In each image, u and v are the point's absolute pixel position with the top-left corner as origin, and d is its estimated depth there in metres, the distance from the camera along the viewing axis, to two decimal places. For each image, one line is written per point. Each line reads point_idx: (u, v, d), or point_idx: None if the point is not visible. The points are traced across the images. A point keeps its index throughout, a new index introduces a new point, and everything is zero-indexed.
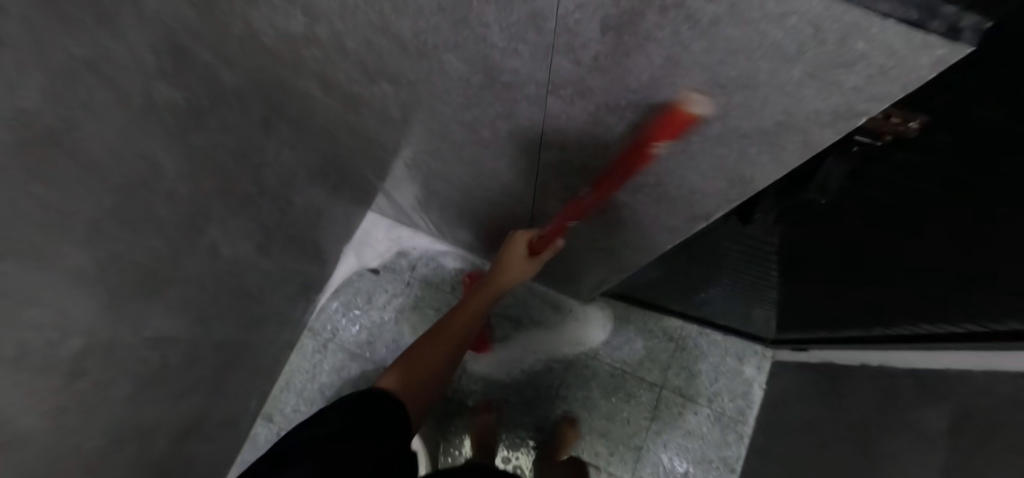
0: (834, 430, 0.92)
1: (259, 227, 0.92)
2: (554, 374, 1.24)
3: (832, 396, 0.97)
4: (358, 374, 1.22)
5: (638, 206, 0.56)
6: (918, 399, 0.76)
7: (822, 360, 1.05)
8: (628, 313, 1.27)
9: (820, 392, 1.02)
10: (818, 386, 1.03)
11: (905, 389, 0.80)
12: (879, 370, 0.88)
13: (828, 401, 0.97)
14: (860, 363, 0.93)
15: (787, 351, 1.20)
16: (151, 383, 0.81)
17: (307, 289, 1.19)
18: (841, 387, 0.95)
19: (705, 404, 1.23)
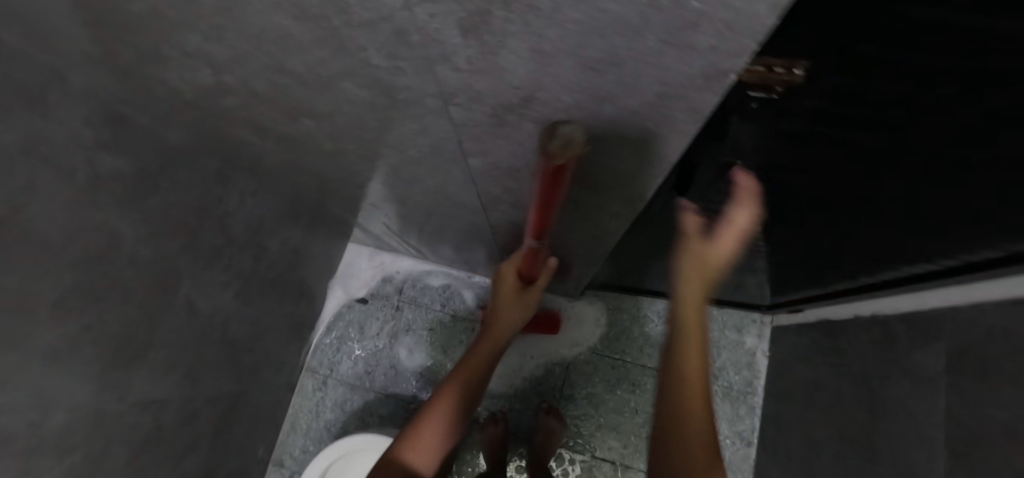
0: (839, 387, 0.90)
1: (236, 276, 0.93)
2: (556, 374, 1.23)
3: (833, 353, 0.95)
4: (361, 406, 1.22)
5: (581, 197, 0.56)
6: (914, 343, 0.74)
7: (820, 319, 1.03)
8: (620, 302, 1.26)
9: (821, 351, 1.00)
10: (819, 346, 1.01)
11: (900, 336, 0.78)
12: (873, 320, 0.86)
13: (830, 359, 0.95)
14: (854, 316, 0.91)
15: (784, 314, 1.18)
16: (146, 447, 0.81)
17: (299, 329, 1.20)
18: (841, 342, 0.94)
19: (712, 381, 1.22)
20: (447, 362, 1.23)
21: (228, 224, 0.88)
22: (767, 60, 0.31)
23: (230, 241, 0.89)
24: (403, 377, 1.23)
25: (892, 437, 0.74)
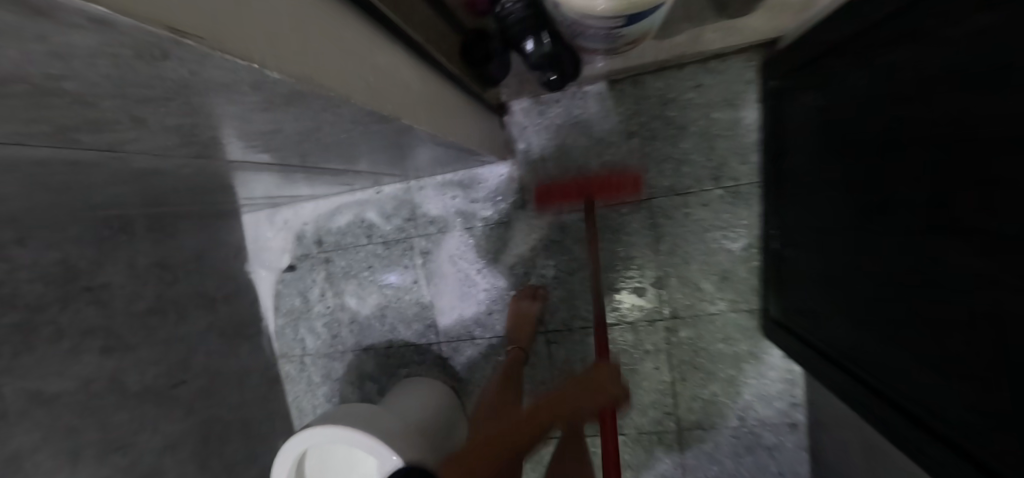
0: (835, 126, 0.65)
1: (87, 334, 0.78)
2: (523, 264, 1.02)
3: (817, 107, 0.69)
4: (346, 370, 1.16)
5: (139, 85, 0.24)
6: (863, 88, 0.58)
7: (796, 99, 0.76)
8: (562, 140, 0.97)
9: (806, 124, 0.73)
10: (806, 120, 0.73)
11: (856, 81, 0.59)
12: (811, 101, 0.71)
13: (817, 108, 0.69)
14: (803, 117, 0.74)
15: (772, 77, 0.83)
16: None
17: (239, 332, 1.10)
18: (812, 120, 0.71)
19: (714, 186, 0.93)
20: (401, 292, 1.10)
21: (15, 293, 0.69)
22: None
23: (35, 309, 0.71)
24: (369, 327, 1.13)
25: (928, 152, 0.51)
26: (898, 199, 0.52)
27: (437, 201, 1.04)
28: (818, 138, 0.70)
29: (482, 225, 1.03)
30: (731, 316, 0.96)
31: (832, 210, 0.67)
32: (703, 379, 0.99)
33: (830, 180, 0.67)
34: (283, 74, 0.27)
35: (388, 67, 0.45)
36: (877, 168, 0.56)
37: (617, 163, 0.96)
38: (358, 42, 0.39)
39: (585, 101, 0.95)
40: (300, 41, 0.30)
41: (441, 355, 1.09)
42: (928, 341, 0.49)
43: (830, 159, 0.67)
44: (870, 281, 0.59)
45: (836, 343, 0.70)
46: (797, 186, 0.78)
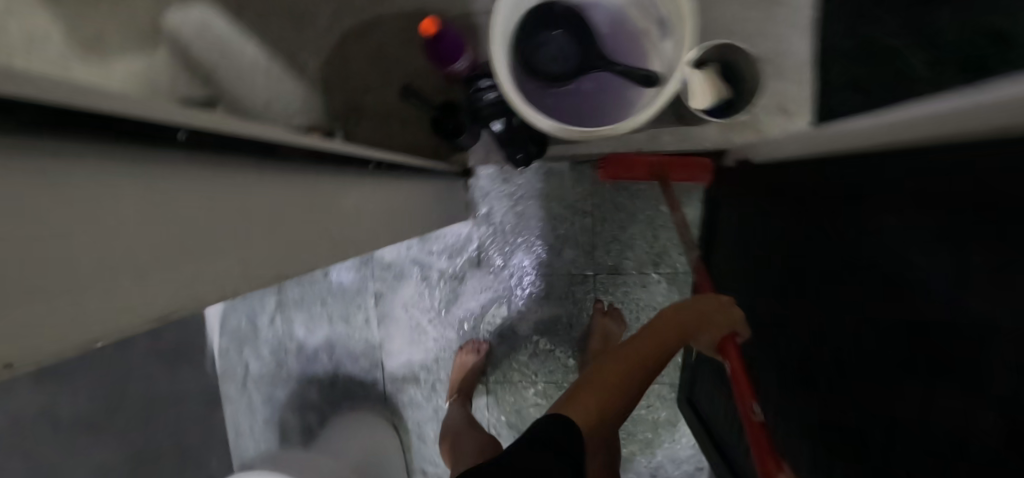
0: (732, 241, 0.84)
1: None
2: (474, 316, 1.08)
3: (727, 221, 0.87)
4: (289, 396, 1.18)
5: None
6: (749, 219, 0.78)
7: (721, 214, 0.89)
8: (523, 208, 1.03)
9: (715, 233, 0.91)
10: (715, 230, 0.91)
11: (745, 213, 0.80)
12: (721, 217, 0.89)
13: (726, 222, 0.87)
14: (717, 228, 0.90)
15: (713, 187, 0.93)
16: None
17: (181, 352, 1.10)
18: (722, 233, 0.88)
19: (652, 269, 1.01)
20: (351, 330, 1.13)
21: None
22: (945, 272, 0.36)
23: None
24: (315, 358, 1.15)
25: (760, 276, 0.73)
26: (756, 308, 0.74)
27: (396, 247, 1.07)
28: (740, 262, 0.80)
29: (437, 275, 1.08)
30: (655, 385, 1.06)
31: (745, 329, 0.78)
32: (624, 438, 1.08)
33: (744, 303, 0.78)
34: (238, 291, 0.33)
35: (343, 202, 0.48)
36: (749, 281, 0.77)
37: (570, 236, 1.03)
38: (318, 201, 0.44)
39: (546, 176, 1.01)
40: (259, 244, 0.35)
41: (385, 392, 1.14)
42: (773, 410, 0.70)
43: (721, 261, 0.88)
44: (741, 361, 0.80)
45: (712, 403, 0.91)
46: (721, 292, 0.88)
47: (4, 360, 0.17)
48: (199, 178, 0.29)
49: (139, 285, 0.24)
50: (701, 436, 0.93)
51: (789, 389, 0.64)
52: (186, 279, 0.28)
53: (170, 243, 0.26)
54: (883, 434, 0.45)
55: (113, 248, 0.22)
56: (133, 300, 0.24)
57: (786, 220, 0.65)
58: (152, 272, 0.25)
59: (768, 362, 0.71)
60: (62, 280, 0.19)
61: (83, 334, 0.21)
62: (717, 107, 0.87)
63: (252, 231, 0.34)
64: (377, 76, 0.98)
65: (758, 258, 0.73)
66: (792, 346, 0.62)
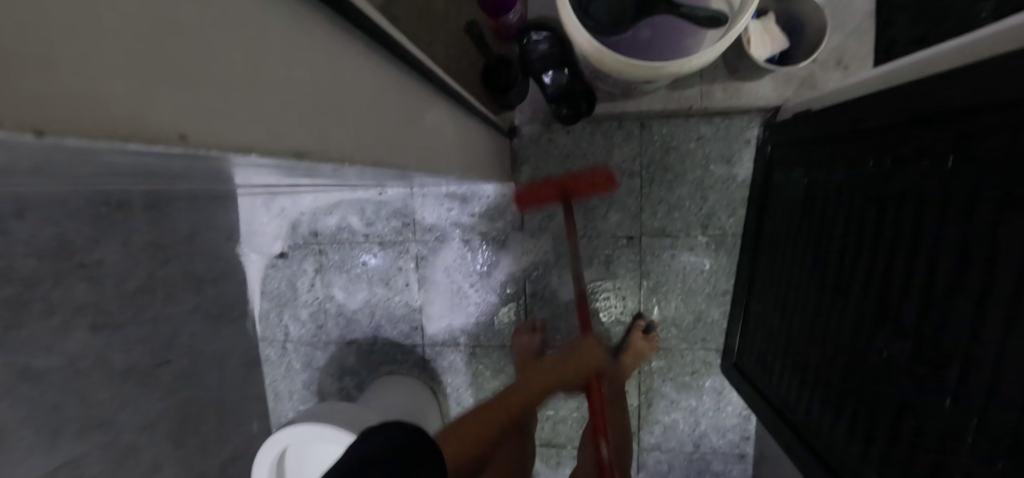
0: (780, 192, 0.84)
1: (76, 311, 0.80)
2: (515, 279, 1.07)
3: (774, 173, 0.87)
4: (327, 360, 1.18)
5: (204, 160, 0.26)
6: (797, 165, 0.79)
7: (772, 169, 0.88)
8: (567, 170, 1.01)
9: (760, 188, 0.91)
10: (761, 184, 0.91)
11: (794, 161, 0.80)
12: (768, 171, 0.89)
13: (772, 175, 0.88)
14: (764, 183, 0.90)
15: (767, 145, 0.90)
16: None
17: (224, 312, 1.11)
18: (771, 187, 0.87)
19: (700, 232, 0.99)
20: (391, 294, 1.12)
21: (8, 268, 0.70)
22: None
23: (27, 286, 0.72)
24: (355, 321, 1.15)
25: (814, 218, 0.73)
26: (807, 250, 0.75)
27: (438, 209, 1.07)
28: (800, 212, 0.77)
29: (478, 239, 1.07)
30: (699, 351, 1.04)
31: (803, 281, 0.75)
32: (667, 406, 1.06)
33: (803, 256, 0.76)
34: (348, 161, 0.33)
35: (417, 110, 0.47)
36: (798, 226, 0.78)
37: (615, 198, 1.01)
38: (398, 99, 0.42)
39: (592, 135, 0.99)
40: (359, 122, 0.34)
41: (423, 356, 1.13)
42: (810, 349, 0.72)
43: (764, 213, 0.89)
44: (781, 307, 0.81)
45: (749, 356, 0.92)
46: (771, 251, 0.86)
47: (174, 126, 0.17)
48: (305, 27, 0.28)
49: (269, 110, 0.24)
50: (743, 388, 0.92)
51: (837, 321, 0.65)
52: (307, 125, 0.27)
53: (288, 82, 0.26)
54: (947, 339, 0.47)
55: (243, 63, 0.22)
56: (267, 122, 0.24)
57: (863, 158, 0.63)
58: (278, 105, 0.24)
59: (811, 302, 0.72)
60: (207, 77, 0.19)
61: (232, 141, 0.21)
62: (774, 58, 0.85)
63: (353, 107, 0.33)
64: (424, 34, 0.97)
65: (825, 204, 0.70)
66: (867, 287, 0.60)
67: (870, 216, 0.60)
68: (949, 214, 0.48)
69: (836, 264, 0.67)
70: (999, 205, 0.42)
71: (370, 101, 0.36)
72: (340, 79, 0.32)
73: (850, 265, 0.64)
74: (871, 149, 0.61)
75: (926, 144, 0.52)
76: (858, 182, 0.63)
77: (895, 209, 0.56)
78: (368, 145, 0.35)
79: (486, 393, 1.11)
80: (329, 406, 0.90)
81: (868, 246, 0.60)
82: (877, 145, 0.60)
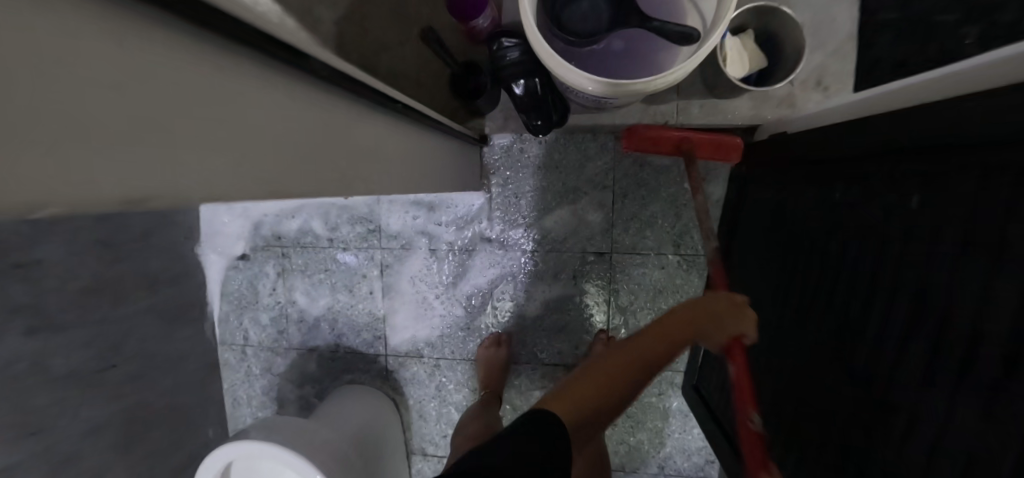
0: (750, 214, 0.82)
1: (11, 314, 0.75)
2: (482, 291, 1.04)
3: (746, 194, 0.84)
4: (288, 367, 1.14)
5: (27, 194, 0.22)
6: (768, 188, 0.77)
7: (745, 190, 0.85)
8: (540, 181, 0.98)
9: (732, 209, 0.89)
10: (733, 205, 0.88)
11: (766, 184, 0.78)
12: (741, 191, 0.86)
13: (744, 196, 0.85)
14: (736, 204, 0.87)
15: (742, 166, 0.88)
16: None
17: (180, 314, 1.07)
18: (742, 209, 0.85)
19: (672, 251, 0.97)
20: (355, 301, 1.09)
21: None
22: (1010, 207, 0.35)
23: None
24: (317, 328, 1.12)
25: (780, 244, 0.71)
26: (771, 276, 0.72)
27: (405, 216, 1.04)
28: (768, 237, 0.75)
29: (446, 248, 1.03)
30: (667, 372, 1.02)
31: (765, 309, 0.73)
32: (632, 426, 1.04)
33: (767, 282, 0.73)
34: (223, 197, 0.29)
35: (346, 127, 0.44)
36: (765, 250, 0.75)
37: (586, 212, 0.98)
38: (319, 120, 0.39)
39: (565, 147, 0.97)
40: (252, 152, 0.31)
41: (386, 366, 1.10)
42: (766, 379, 0.69)
43: (734, 233, 0.87)
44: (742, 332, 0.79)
45: (708, 379, 0.90)
46: (738, 274, 0.84)
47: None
48: (200, 54, 0.24)
49: (102, 157, 0.19)
50: (701, 413, 0.89)
51: (792, 354, 0.63)
52: (164, 167, 0.23)
53: (153, 123, 0.22)
54: (897, 387, 0.45)
55: (76, 103, 0.17)
56: (93, 171, 0.19)
57: (830, 189, 0.60)
58: (132, 150, 0.21)
59: (771, 330, 0.70)
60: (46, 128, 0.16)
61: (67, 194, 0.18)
62: (752, 77, 0.83)
63: (244, 134, 0.30)
64: (394, 34, 0.93)
65: (791, 232, 0.68)
66: (823, 323, 0.57)
67: (833, 248, 0.58)
68: (906, 258, 0.45)
69: (797, 294, 0.64)
70: (958, 251, 0.39)
71: (276, 122, 0.33)
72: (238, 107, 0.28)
73: (809, 297, 0.61)
74: (839, 179, 0.59)
75: (892, 179, 0.49)
76: (824, 211, 0.61)
77: (856, 245, 0.53)
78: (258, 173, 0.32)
79: (449, 407, 1.08)
80: (282, 419, 0.86)
81: (828, 278, 0.58)
82: (846, 175, 0.58)
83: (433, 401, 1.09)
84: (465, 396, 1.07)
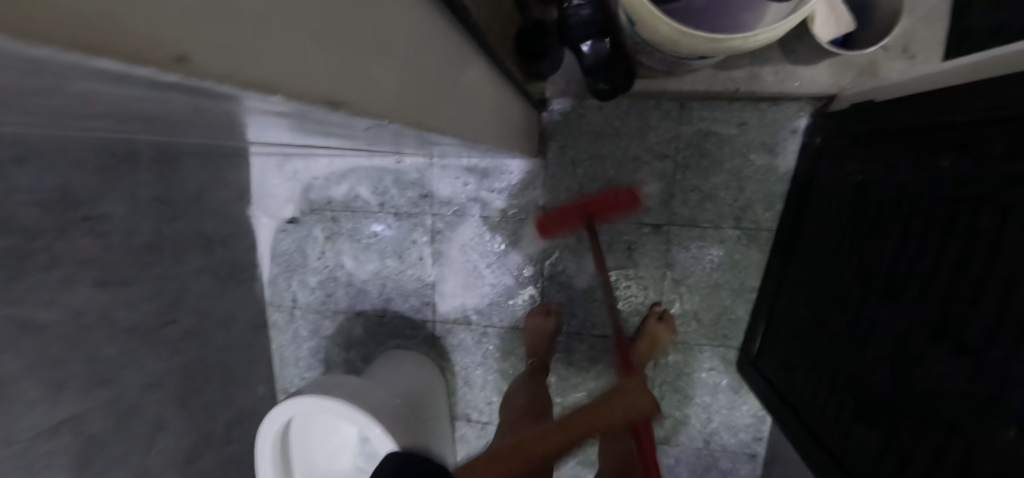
0: (828, 185, 0.78)
1: (82, 265, 0.77)
2: (533, 261, 1.03)
3: (824, 164, 0.81)
4: (335, 330, 1.16)
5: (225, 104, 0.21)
6: (854, 157, 0.73)
7: (823, 161, 0.81)
8: (598, 150, 0.96)
9: (805, 181, 0.85)
10: (806, 177, 0.85)
11: (851, 153, 0.74)
12: (818, 163, 0.83)
13: (820, 167, 0.82)
14: (810, 176, 0.84)
15: (819, 137, 0.84)
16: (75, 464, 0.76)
17: (231, 275, 1.08)
18: (817, 180, 0.82)
19: (732, 225, 0.94)
20: (403, 266, 1.09)
21: (11, 216, 0.66)
22: None
23: (31, 235, 0.70)
24: (365, 292, 1.12)
25: (865, 215, 0.68)
26: (852, 248, 0.69)
27: (457, 182, 1.03)
28: (849, 211, 0.72)
29: (498, 216, 1.02)
30: (718, 348, 1.01)
31: (843, 286, 0.70)
32: (679, 401, 1.04)
33: (845, 256, 0.71)
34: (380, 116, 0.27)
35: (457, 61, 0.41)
36: (844, 222, 0.72)
37: (644, 182, 0.96)
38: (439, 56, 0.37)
39: (626, 114, 0.94)
40: (395, 75, 0.29)
41: (433, 332, 1.11)
42: (844, 355, 0.68)
43: (806, 206, 0.83)
44: (813, 308, 0.77)
45: (770, 356, 0.88)
46: (809, 248, 0.81)
47: (174, 42, 0.11)
48: None
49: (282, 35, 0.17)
50: (762, 389, 0.88)
51: (879, 328, 0.61)
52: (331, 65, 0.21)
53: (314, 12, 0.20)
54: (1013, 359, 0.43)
55: None
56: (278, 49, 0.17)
57: (935, 159, 0.57)
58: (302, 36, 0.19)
59: (852, 305, 0.67)
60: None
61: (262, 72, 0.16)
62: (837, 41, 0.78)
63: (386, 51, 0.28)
64: None
65: (880, 205, 0.65)
66: (922, 298, 0.55)
67: (937, 219, 0.55)
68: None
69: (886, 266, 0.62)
70: None
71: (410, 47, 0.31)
72: (374, 19, 0.26)
73: (903, 269, 0.59)
74: (949, 145, 0.56)
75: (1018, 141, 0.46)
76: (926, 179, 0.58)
77: (968, 214, 0.51)
78: (405, 102, 0.31)
79: (495, 374, 1.09)
80: (338, 378, 0.88)
81: (928, 250, 0.55)
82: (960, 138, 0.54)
83: (479, 369, 1.10)
84: (512, 363, 1.08)
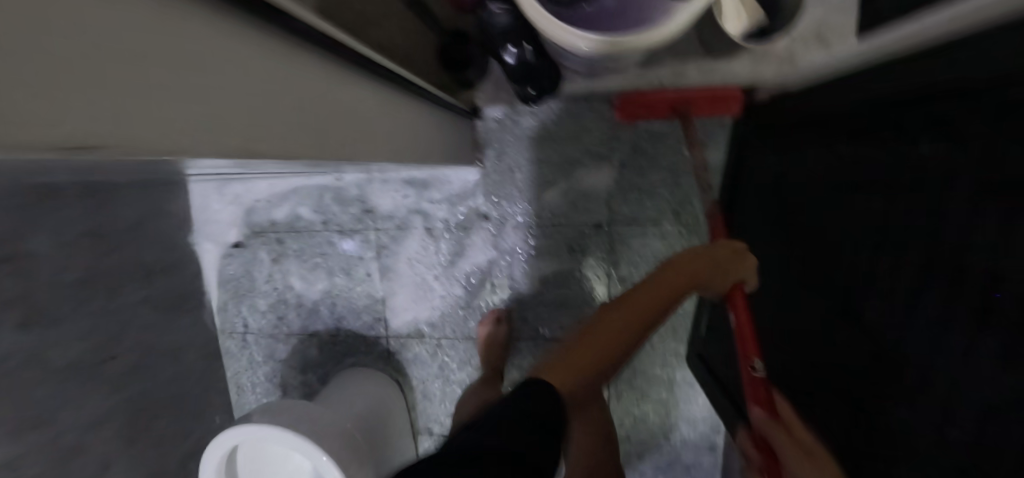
0: (755, 176, 0.79)
1: (5, 306, 0.74)
2: (480, 269, 1.02)
3: (750, 155, 0.82)
4: (289, 353, 1.14)
5: None
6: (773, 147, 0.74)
7: (749, 152, 0.82)
8: (535, 154, 0.96)
9: (736, 172, 0.86)
10: (737, 169, 0.86)
11: (770, 144, 0.75)
12: (745, 154, 0.84)
13: (749, 158, 0.82)
14: (741, 167, 0.84)
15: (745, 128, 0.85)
16: None
17: (176, 304, 1.06)
18: (746, 171, 0.82)
19: (672, 220, 0.95)
20: (352, 284, 1.08)
21: None
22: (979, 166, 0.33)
23: None
24: (316, 313, 1.11)
25: (784, 204, 0.68)
26: (776, 238, 0.70)
27: (398, 195, 1.02)
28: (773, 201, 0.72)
29: (441, 227, 1.01)
30: (669, 342, 1.01)
31: (772, 276, 0.70)
32: (637, 398, 1.04)
33: (772, 246, 0.71)
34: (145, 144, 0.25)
35: None
36: (771, 212, 0.72)
37: (583, 184, 0.96)
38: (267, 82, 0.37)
39: (559, 116, 0.94)
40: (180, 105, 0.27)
41: (387, 347, 1.09)
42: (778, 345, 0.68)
43: (740, 198, 0.84)
44: (753, 300, 0.77)
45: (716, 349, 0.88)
46: (744, 239, 0.81)
47: None
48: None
49: None
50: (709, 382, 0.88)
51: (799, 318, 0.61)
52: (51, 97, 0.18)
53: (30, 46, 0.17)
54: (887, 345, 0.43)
55: None
56: None
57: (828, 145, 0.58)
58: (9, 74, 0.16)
59: (780, 295, 0.67)
60: None
61: None
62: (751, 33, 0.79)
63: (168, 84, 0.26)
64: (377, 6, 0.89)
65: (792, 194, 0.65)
66: (824, 286, 0.55)
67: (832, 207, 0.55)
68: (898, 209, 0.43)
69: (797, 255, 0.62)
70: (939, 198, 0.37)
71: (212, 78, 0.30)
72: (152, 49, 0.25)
73: (810, 257, 0.59)
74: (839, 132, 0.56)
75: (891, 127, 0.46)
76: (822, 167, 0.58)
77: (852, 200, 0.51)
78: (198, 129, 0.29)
79: (453, 386, 1.08)
80: (286, 402, 0.86)
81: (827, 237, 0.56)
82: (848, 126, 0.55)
83: (436, 382, 1.09)
84: (468, 373, 1.07)
